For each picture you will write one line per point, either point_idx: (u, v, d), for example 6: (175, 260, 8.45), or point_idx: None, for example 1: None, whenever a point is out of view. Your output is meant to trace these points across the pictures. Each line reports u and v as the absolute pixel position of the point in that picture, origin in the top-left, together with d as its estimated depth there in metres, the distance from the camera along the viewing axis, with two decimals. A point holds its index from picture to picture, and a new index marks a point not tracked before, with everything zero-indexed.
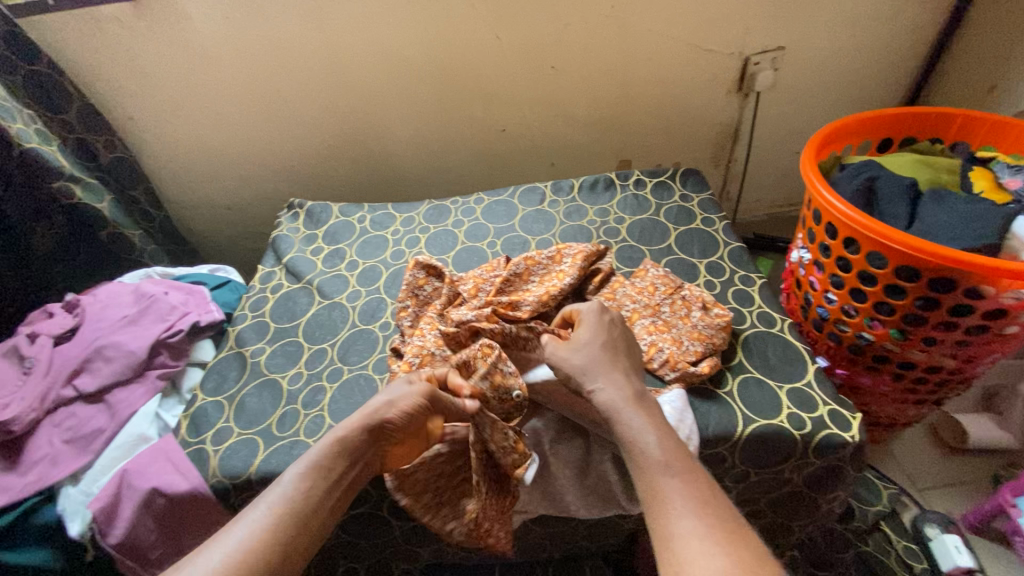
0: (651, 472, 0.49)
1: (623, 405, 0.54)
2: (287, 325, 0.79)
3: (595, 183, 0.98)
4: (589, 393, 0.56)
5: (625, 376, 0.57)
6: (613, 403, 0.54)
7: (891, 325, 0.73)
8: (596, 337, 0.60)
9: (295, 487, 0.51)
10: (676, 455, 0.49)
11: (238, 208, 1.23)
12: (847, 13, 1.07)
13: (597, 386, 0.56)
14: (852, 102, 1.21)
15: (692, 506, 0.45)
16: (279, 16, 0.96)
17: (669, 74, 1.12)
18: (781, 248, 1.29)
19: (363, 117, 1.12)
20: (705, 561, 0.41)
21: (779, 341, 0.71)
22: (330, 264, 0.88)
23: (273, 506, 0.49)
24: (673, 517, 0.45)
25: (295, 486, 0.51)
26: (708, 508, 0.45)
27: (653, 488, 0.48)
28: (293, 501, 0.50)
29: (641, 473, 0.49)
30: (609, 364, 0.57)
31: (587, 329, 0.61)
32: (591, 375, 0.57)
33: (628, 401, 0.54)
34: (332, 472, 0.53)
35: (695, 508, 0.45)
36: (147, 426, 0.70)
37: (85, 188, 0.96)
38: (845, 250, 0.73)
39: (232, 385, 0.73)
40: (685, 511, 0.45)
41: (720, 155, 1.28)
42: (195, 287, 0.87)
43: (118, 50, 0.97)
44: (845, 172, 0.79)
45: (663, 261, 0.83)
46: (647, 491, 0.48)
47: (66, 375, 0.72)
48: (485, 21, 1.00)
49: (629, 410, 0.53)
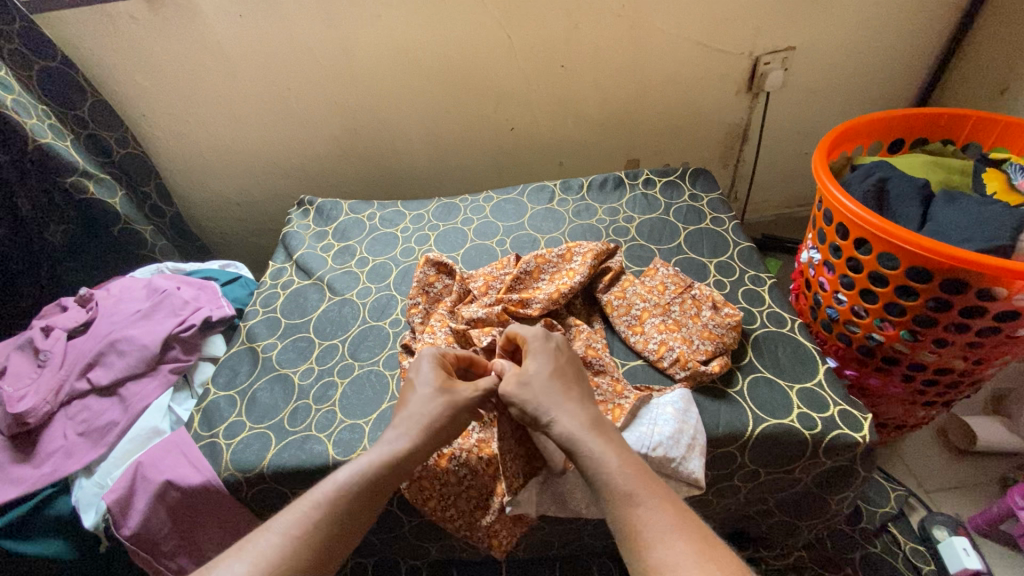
0: (619, 504, 0.47)
1: (583, 434, 0.51)
2: (298, 321, 0.80)
3: (605, 182, 0.98)
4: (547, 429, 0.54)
5: (580, 404, 0.55)
6: (574, 432, 0.52)
7: (903, 327, 0.73)
8: (546, 365, 0.57)
9: (342, 493, 0.49)
10: (642, 482, 0.48)
11: (248, 204, 1.24)
12: (858, 13, 1.06)
13: (557, 416, 0.53)
14: (862, 103, 1.20)
15: (665, 531, 0.44)
16: (291, 13, 0.97)
17: (678, 74, 1.12)
18: (788, 248, 1.29)
19: (373, 115, 1.13)
20: None
21: (790, 341, 0.71)
22: (341, 260, 0.89)
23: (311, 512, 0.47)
24: (647, 548, 0.44)
25: (342, 493, 0.49)
26: (683, 529, 0.44)
27: (625, 519, 0.46)
28: (335, 510, 0.48)
29: (608, 503, 0.48)
30: (555, 393, 0.55)
31: (534, 358, 0.59)
32: (544, 407, 0.54)
33: (588, 429, 0.52)
34: (381, 486, 0.51)
35: (667, 535, 0.44)
36: (159, 419, 0.70)
37: (97, 183, 0.96)
38: (856, 251, 0.73)
39: (243, 380, 0.73)
40: (659, 537, 0.44)
41: (729, 155, 1.28)
42: (206, 282, 0.87)
43: (131, 47, 0.98)
44: (856, 173, 0.78)
45: (673, 260, 0.83)
46: (617, 524, 0.46)
47: (79, 368, 0.72)
48: (496, 19, 1.00)
49: (591, 437, 0.51)
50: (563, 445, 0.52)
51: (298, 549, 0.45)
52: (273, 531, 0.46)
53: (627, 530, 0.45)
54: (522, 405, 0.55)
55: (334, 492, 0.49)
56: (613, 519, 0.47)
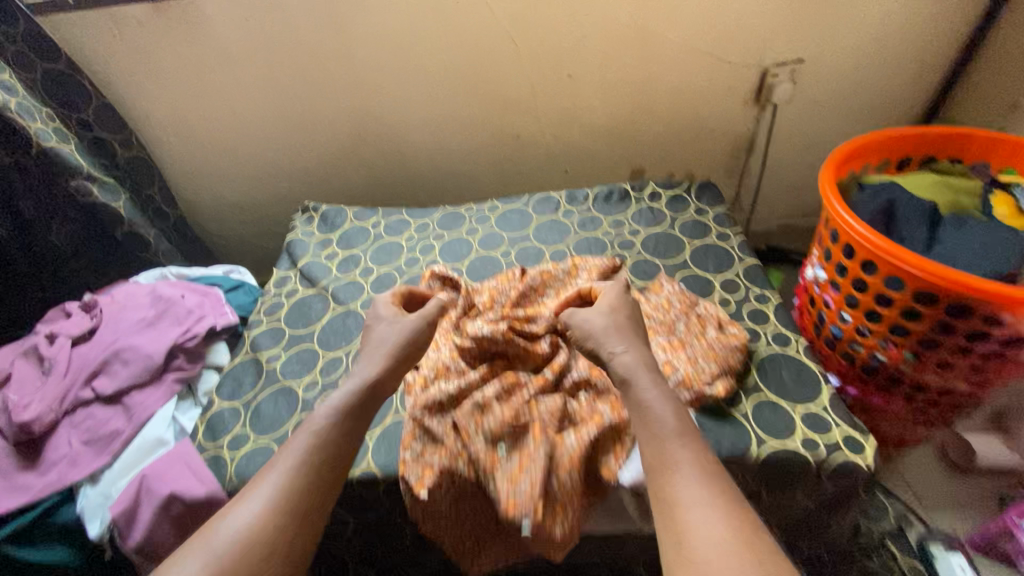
0: (664, 440, 0.49)
1: (640, 370, 0.55)
2: (302, 332, 0.79)
3: (610, 194, 0.98)
4: (608, 360, 0.57)
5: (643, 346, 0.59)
6: (632, 369, 0.55)
7: (905, 348, 0.73)
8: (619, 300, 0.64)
9: (326, 430, 0.52)
10: (681, 423, 0.50)
11: (250, 207, 1.24)
12: (868, 27, 1.06)
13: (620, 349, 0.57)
14: (870, 116, 1.20)
15: (692, 470, 0.46)
16: (299, 20, 0.97)
17: (685, 84, 1.12)
18: (792, 260, 1.29)
19: (378, 121, 1.13)
20: (706, 529, 0.42)
21: (794, 363, 0.70)
22: (345, 269, 0.89)
23: (307, 447, 0.50)
24: (678, 483, 0.46)
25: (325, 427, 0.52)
26: (711, 474, 0.46)
27: (665, 454, 0.48)
28: (319, 443, 0.51)
29: (652, 440, 0.50)
30: (625, 332, 0.59)
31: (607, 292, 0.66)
32: (612, 341, 0.58)
33: (644, 369, 0.55)
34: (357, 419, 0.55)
35: (699, 473, 0.46)
36: (163, 429, 0.71)
37: (102, 186, 0.97)
38: (863, 272, 0.73)
39: (247, 391, 0.73)
40: (688, 478, 0.46)
41: (734, 165, 1.27)
42: (210, 290, 0.89)
43: (137, 50, 0.97)
44: (864, 194, 0.78)
45: (678, 276, 0.83)
46: (652, 459, 0.49)
47: (84, 377, 0.72)
48: (503, 27, 1.00)
49: (646, 378, 0.54)
50: (619, 376, 0.55)
51: (293, 479, 0.48)
52: (273, 469, 0.49)
53: (657, 461, 0.48)
54: (586, 329, 0.61)
55: (318, 430, 0.52)
56: (651, 454, 0.49)
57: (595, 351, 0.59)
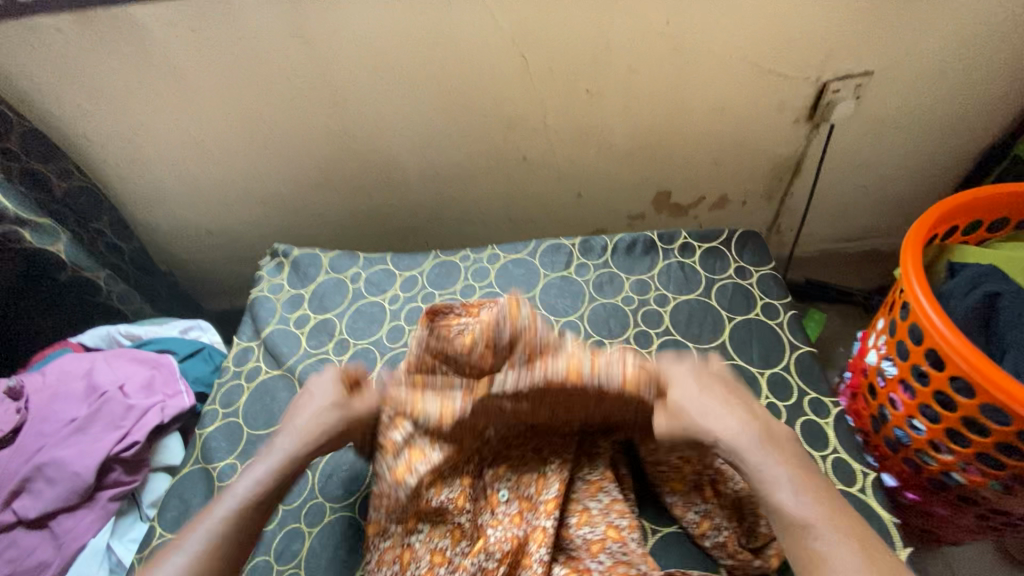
0: (793, 516, 0.48)
1: (747, 442, 0.53)
2: (263, 433, 0.67)
3: (633, 244, 0.82)
4: (708, 432, 0.55)
5: (734, 407, 0.56)
6: (735, 439, 0.54)
7: (990, 476, 0.60)
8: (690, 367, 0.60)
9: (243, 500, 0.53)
10: (813, 505, 0.48)
11: (219, 233, 1.09)
12: (956, 34, 0.86)
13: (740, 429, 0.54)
14: (941, 136, 1.02)
15: (839, 543, 0.46)
16: (257, 29, 0.79)
17: (725, 101, 0.94)
18: (834, 297, 1.14)
19: (360, 142, 0.96)
20: None
21: (860, 509, 0.58)
22: (317, 342, 0.75)
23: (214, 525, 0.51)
24: (822, 549, 0.46)
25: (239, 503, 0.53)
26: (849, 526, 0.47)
27: (796, 525, 0.48)
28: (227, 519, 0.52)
29: (779, 515, 0.49)
30: (716, 399, 0.57)
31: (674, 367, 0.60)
32: (708, 411, 0.56)
33: (750, 441, 0.53)
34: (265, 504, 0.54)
35: (848, 544, 0.45)
36: (97, 565, 0.60)
37: (34, 231, 0.83)
38: (950, 388, 0.58)
39: (195, 518, 0.61)
40: (831, 544, 0.46)
41: (775, 188, 1.10)
42: (161, 356, 0.76)
43: (64, 65, 0.80)
44: (956, 281, 0.62)
45: (716, 367, 0.69)
46: (786, 530, 0.48)
47: (2, 499, 0.60)
48: (508, 37, 0.82)
49: (752, 447, 0.53)
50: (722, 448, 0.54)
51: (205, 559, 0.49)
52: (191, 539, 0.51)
53: (795, 537, 0.47)
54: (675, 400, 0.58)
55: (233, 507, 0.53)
56: (788, 531, 0.48)
57: (692, 425, 0.56)
